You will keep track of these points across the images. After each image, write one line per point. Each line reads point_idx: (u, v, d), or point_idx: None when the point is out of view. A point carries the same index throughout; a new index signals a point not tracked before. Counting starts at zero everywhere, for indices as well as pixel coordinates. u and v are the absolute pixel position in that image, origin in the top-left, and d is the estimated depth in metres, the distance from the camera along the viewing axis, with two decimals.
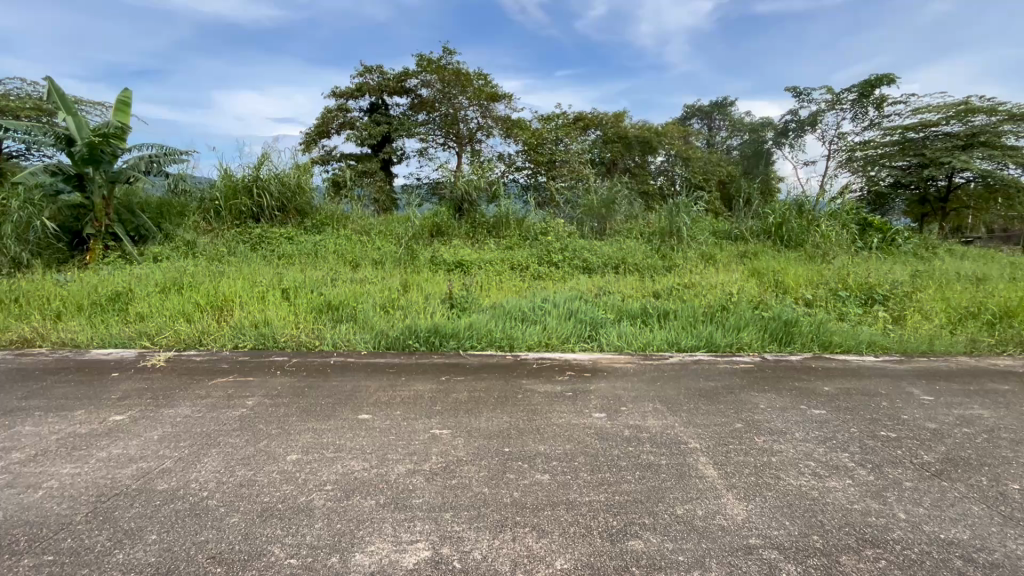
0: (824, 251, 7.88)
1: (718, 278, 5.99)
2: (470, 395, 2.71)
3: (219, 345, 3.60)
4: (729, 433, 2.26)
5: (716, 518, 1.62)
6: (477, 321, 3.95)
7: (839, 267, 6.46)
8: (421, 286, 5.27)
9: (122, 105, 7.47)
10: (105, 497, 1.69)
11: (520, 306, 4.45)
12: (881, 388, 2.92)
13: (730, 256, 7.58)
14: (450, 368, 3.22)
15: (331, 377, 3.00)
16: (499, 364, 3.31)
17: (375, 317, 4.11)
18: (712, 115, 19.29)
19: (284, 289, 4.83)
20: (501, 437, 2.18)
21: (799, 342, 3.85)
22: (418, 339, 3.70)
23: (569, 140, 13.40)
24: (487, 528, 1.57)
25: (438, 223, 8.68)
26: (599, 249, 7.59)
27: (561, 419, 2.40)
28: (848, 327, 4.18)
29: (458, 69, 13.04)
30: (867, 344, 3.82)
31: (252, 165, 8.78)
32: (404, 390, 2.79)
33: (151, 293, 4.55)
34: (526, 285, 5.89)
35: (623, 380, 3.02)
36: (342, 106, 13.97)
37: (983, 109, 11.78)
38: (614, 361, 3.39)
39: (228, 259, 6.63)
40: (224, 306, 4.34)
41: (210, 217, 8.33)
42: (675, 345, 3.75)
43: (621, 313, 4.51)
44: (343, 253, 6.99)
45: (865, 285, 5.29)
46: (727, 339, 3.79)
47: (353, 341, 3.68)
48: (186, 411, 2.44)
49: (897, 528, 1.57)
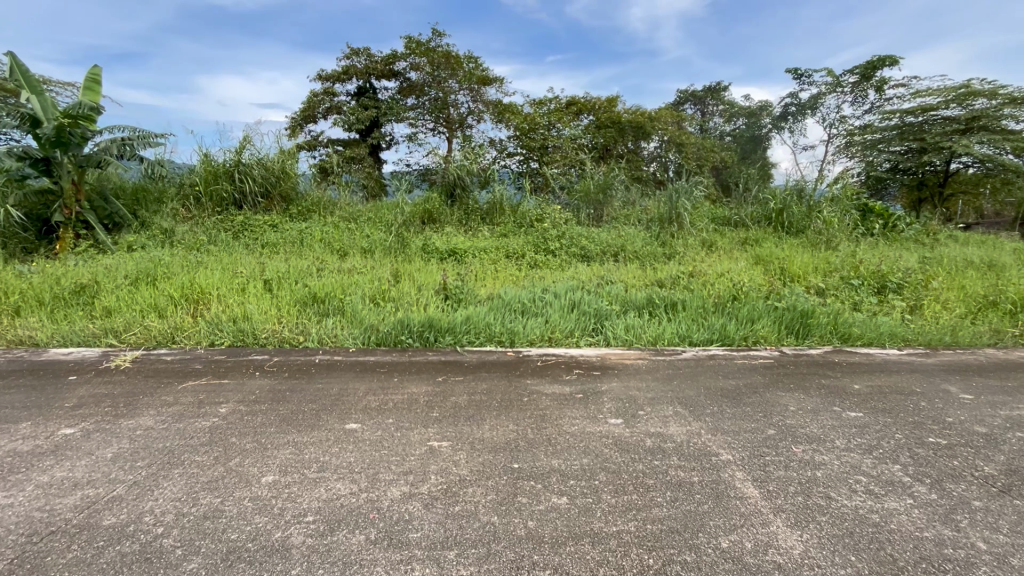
0: (826, 237, 7.68)
1: (723, 266, 5.75)
2: (471, 399, 2.44)
3: (194, 343, 3.30)
4: (762, 443, 2.01)
5: (769, 553, 1.37)
6: (474, 314, 3.68)
7: (847, 255, 6.25)
8: (413, 276, 4.98)
9: (91, 84, 7.03)
10: (37, 538, 1.40)
11: (519, 297, 4.17)
12: (914, 385, 2.69)
13: (731, 243, 7.38)
14: (447, 367, 2.95)
15: (315, 380, 2.71)
16: (501, 361, 3.05)
17: (365, 310, 3.82)
18: (705, 100, 18.51)
19: (267, 280, 4.52)
20: (509, 451, 1.91)
21: (817, 335, 3.61)
22: (411, 334, 3.43)
23: (561, 126, 13.05)
24: (500, 571, 1.31)
25: (428, 209, 8.37)
26: (597, 236, 7.33)
27: (573, 427, 2.14)
28: (864, 317, 3.97)
29: (448, 51, 12.56)
30: (889, 337, 3.60)
31: (233, 149, 8.38)
32: (398, 393, 2.52)
33: (121, 285, 4.20)
34: (524, 274, 5.64)
35: (636, 378, 2.78)
36: (328, 89, 13.47)
37: (984, 91, 11.49)
38: (624, 358, 3.14)
39: (208, 248, 6.28)
40: (201, 299, 4.03)
41: (190, 204, 7.95)
42: (685, 339, 3.52)
43: (625, 303, 4.26)
44: (330, 241, 6.65)
45: (877, 273, 5.03)
46: (742, 332, 3.56)
47: (341, 337, 3.40)
48: (149, 422, 2.14)
49: (981, 562, 1.34)
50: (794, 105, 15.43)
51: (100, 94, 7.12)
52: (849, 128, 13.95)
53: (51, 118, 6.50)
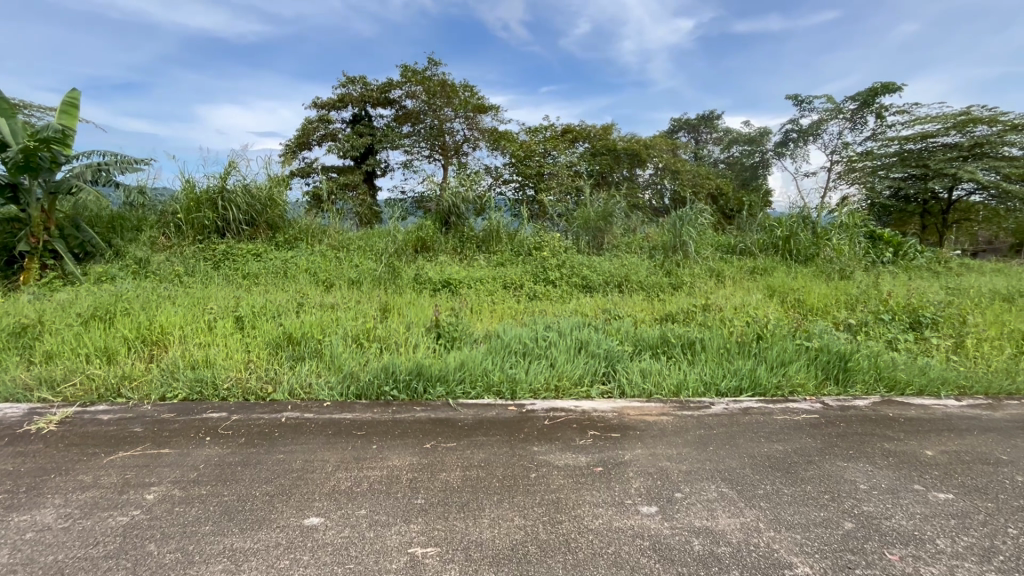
0: (838, 265, 7.35)
1: (738, 299, 5.34)
2: (465, 477, 1.96)
3: (141, 396, 2.82)
4: (843, 546, 1.55)
5: None
6: (469, 359, 3.22)
7: (867, 285, 5.88)
8: (403, 311, 4.55)
9: (69, 106, 6.69)
10: None
11: (519, 336, 3.70)
12: (998, 452, 2.25)
13: (739, 272, 7.02)
14: (436, 428, 2.47)
15: (277, 448, 2.23)
16: (501, 420, 2.58)
17: (344, 353, 3.35)
18: (700, 128, 18.61)
19: (238, 317, 4.06)
20: (517, 566, 1.45)
21: (860, 382, 3.18)
22: (395, 384, 2.96)
23: (558, 152, 12.82)
24: None
25: (422, 237, 7.98)
26: (599, 265, 6.95)
27: (596, 520, 1.68)
28: (907, 359, 3.53)
29: (444, 80, 12.42)
30: (942, 384, 3.17)
31: (218, 174, 8.00)
32: (376, 468, 2.04)
33: (71, 325, 3.74)
34: (524, 308, 5.21)
35: (665, 443, 2.31)
36: (323, 116, 13.27)
37: (984, 119, 11.38)
38: (645, 414, 2.68)
39: (183, 279, 5.83)
40: (160, 341, 3.56)
41: (169, 232, 7.53)
42: (712, 388, 3.07)
43: (638, 343, 3.81)
44: (316, 272, 6.22)
45: (908, 306, 4.63)
46: (775, 380, 3.12)
47: (315, 388, 2.94)
48: (49, 518, 1.65)
49: None
50: (794, 131, 15.31)
51: (77, 117, 6.76)
52: (849, 154, 13.82)
53: (19, 142, 6.13)
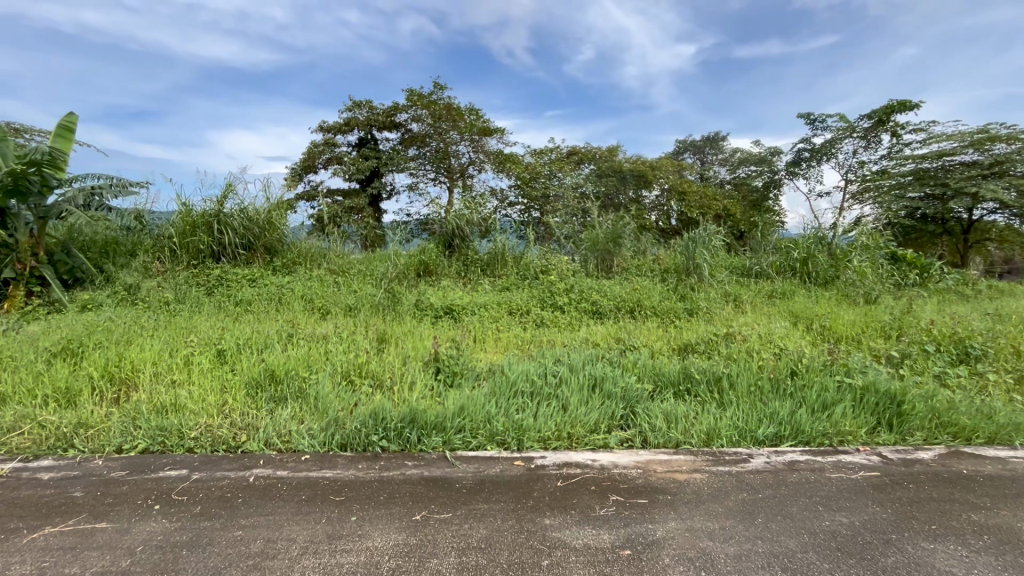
0: (864, 288, 6.94)
1: (762, 327, 4.94)
2: (462, 567, 1.58)
3: (95, 448, 2.46)
4: None
5: None
6: (470, 400, 2.84)
7: (899, 311, 5.47)
8: (400, 343, 4.19)
9: (64, 129, 6.51)
10: None
11: (525, 372, 3.32)
12: None
13: (758, 297, 6.63)
14: (429, 490, 2.09)
15: (237, 520, 1.85)
16: (507, 479, 2.18)
17: (331, 393, 2.99)
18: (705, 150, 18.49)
19: (220, 350, 3.72)
20: None
21: (918, 430, 2.76)
22: (385, 432, 2.59)
23: (564, 174, 12.53)
24: None
25: (424, 261, 7.67)
26: (609, 289, 6.59)
27: None
28: (967, 399, 3.11)
29: (449, 103, 12.28)
30: (1014, 431, 2.75)
31: (215, 197, 7.78)
32: (353, 551, 1.66)
33: (34, 362, 3.41)
34: (531, 337, 4.85)
35: (704, 514, 1.91)
36: (328, 140, 13.18)
37: (1003, 136, 11.05)
38: (676, 472, 2.28)
39: (171, 308, 5.53)
40: (129, 380, 3.23)
41: (163, 257, 7.26)
42: (749, 436, 2.67)
43: (658, 379, 3.41)
44: (312, 298, 5.92)
45: (953, 336, 4.22)
46: (821, 426, 2.71)
47: (294, 436, 2.57)
48: None
49: None
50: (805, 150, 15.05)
51: (72, 141, 6.58)
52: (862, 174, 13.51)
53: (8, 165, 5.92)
